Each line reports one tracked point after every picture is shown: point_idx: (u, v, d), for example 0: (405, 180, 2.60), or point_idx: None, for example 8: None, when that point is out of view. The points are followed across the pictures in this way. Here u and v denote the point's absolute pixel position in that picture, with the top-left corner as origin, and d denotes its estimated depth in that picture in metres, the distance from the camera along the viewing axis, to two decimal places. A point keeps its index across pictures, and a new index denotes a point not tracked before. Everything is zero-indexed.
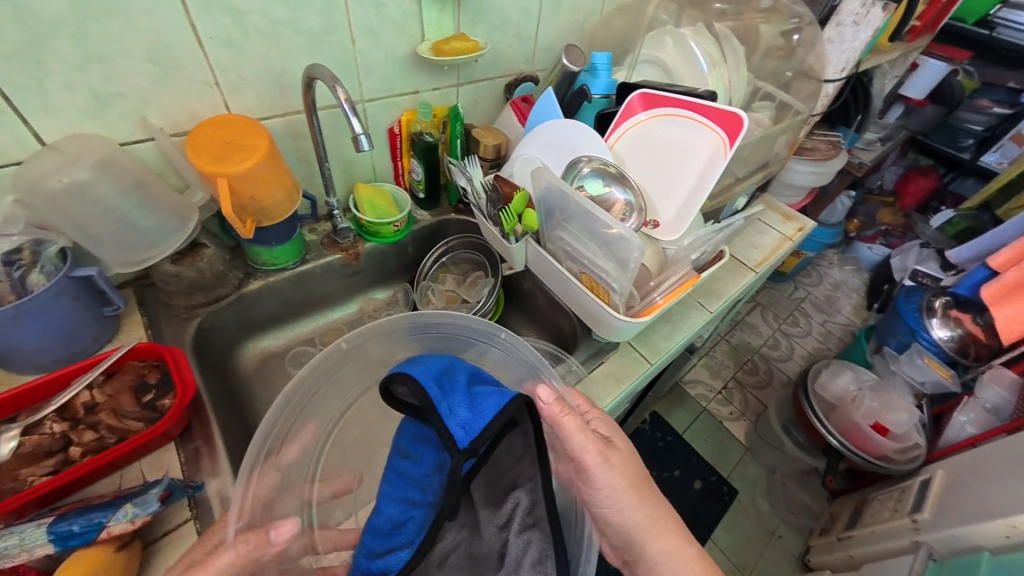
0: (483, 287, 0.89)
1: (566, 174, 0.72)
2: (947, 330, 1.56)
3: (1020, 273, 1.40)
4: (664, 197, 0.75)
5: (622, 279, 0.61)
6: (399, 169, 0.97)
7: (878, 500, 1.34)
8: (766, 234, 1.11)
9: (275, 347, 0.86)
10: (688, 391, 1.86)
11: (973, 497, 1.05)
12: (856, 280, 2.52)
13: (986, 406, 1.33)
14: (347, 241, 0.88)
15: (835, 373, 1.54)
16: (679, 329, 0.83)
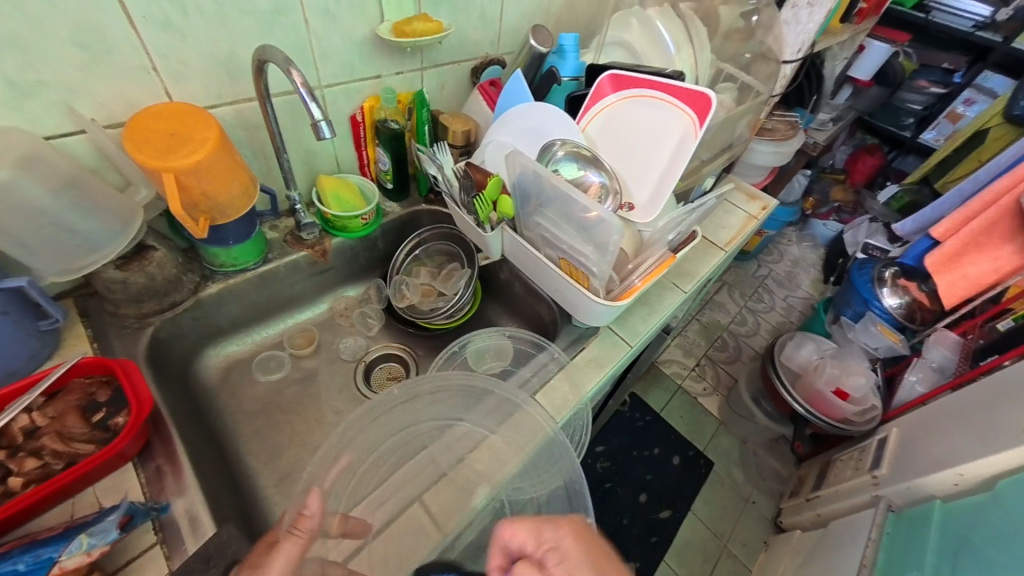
0: (459, 279, 0.87)
1: (541, 158, 0.71)
2: (897, 298, 1.66)
3: (957, 242, 1.51)
4: (638, 179, 0.74)
5: (601, 262, 0.61)
6: (364, 160, 0.92)
7: (840, 461, 1.43)
8: (733, 214, 1.14)
9: (240, 354, 0.80)
10: (664, 371, 1.92)
11: (925, 451, 1.13)
12: (813, 256, 2.65)
13: (932, 366, 1.44)
14: (312, 237, 0.83)
15: (799, 344, 1.62)
16: (656, 311, 0.84)
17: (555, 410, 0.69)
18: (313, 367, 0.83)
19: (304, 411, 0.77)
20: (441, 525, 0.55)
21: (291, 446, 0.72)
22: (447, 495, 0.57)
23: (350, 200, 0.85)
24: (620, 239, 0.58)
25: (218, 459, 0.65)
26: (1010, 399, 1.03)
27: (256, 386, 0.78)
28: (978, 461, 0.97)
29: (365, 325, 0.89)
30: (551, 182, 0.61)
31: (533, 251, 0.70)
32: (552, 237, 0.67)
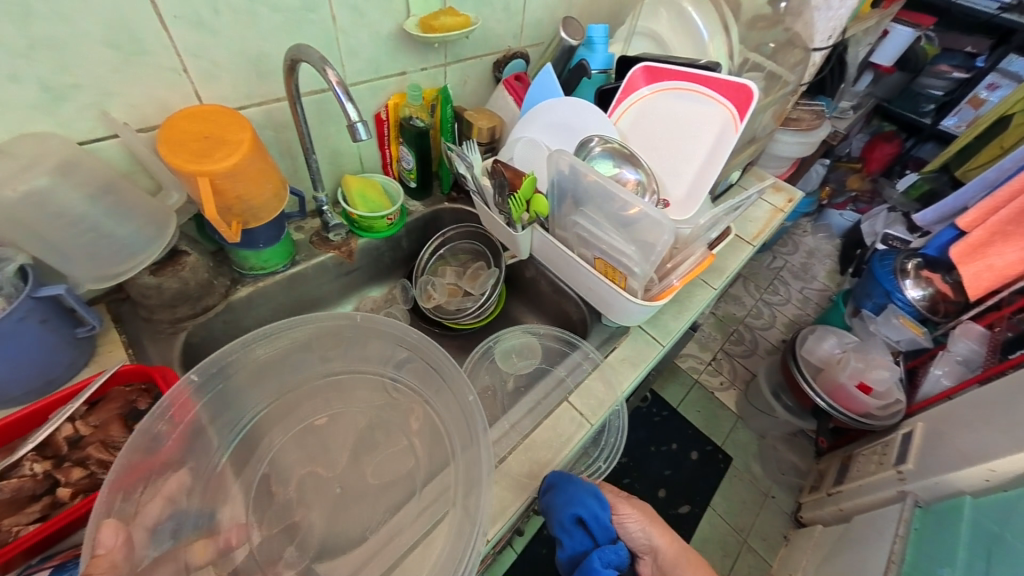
0: (486, 278, 0.86)
1: (576, 154, 0.69)
2: (920, 290, 1.63)
3: (983, 232, 1.47)
4: (673, 175, 0.72)
5: (646, 262, 0.59)
6: (388, 158, 0.91)
7: (862, 455, 1.42)
8: (759, 207, 1.12)
9: None
10: (680, 365, 1.91)
11: (952, 445, 1.12)
12: (829, 247, 2.61)
13: (958, 359, 1.41)
14: (339, 238, 0.82)
15: (820, 338, 1.60)
16: (686, 308, 0.83)
17: (592, 412, 0.68)
18: None
19: None
20: None
21: None
22: None
23: (376, 199, 0.84)
24: (670, 236, 0.57)
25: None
26: None
27: None
28: (1008, 457, 0.95)
29: None
30: (593, 181, 0.60)
31: (569, 253, 0.69)
32: (590, 237, 0.65)
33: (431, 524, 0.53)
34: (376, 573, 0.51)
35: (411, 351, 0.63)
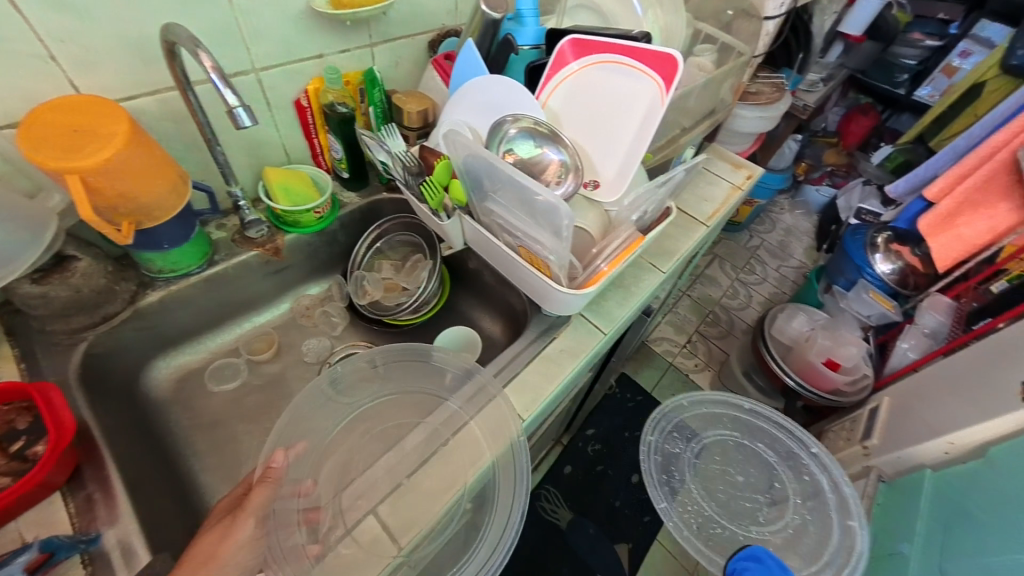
0: (424, 271, 0.81)
1: (492, 138, 0.62)
2: (889, 264, 1.63)
3: (952, 202, 1.44)
4: (603, 153, 0.68)
5: (559, 249, 0.55)
6: (317, 148, 0.86)
7: (832, 432, 1.42)
8: (717, 185, 1.09)
9: (194, 363, 0.76)
10: (655, 349, 1.90)
11: (916, 418, 1.11)
12: (806, 223, 2.60)
13: (925, 332, 1.41)
14: (261, 235, 0.77)
15: (790, 316, 1.58)
16: (633, 294, 0.80)
17: (525, 406, 0.65)
18: (276, 372, 0.79)
19: (266, 420, 0.74)
20: (398, 538, 0.52)
21: (252, 457, 0.70)
22: (406, 503, 0.55)
23: (300, 192, 0.79)
24: (571, 223, 0.51)
25: (167, 479, 0.62)
26: (999, 364, 0.99)
27: (211, 398, 0.74)
28: (970, 430, 0.94)
29: (329, 324, 0.85)
30: (494, 166, 0.54)
31: (494, 239, 0.65)
32: (508, 223, 0.61)
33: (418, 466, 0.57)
34: (410, 478, 0.56)
35: (374, 355, 0.68)
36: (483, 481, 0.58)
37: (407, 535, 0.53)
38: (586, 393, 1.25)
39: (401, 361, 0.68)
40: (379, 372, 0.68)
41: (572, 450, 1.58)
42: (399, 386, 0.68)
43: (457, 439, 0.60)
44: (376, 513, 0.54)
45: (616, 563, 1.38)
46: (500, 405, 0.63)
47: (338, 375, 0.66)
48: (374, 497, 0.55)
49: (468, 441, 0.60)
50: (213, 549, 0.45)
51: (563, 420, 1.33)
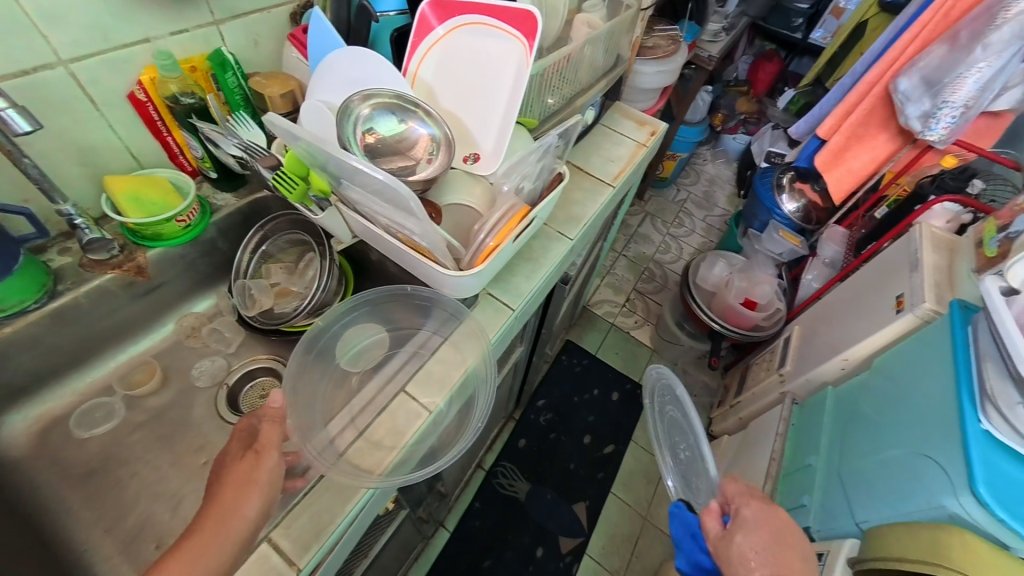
0: (315, 272, 0.75)
1: (340, 120, 0.54)
2: (795, 203, 1.75)
3: (841, 138, 1.53)
4: (479, 123, 0.65)
5: (429, 233, 0.51)
6: (174, 147, 0.75)
7: (757, 365, 1.53)
8: (622, 144, 1.09)
9: (58, 410, 0.69)
10: (596, 313, 1.95)
11: (819, 343, 1.22)
12: (728, 172, 2.72)
13: (826, 262, 1.52)
14: (115, 255, 0.67)
15: (710, 264, 1.67)
16: (540, 266, 0.78)
17: (432, 398, 0.61)
18: (162, 405, 0.72)
19: (154, 458, 0.68)
20: (296, 561, 0.48)
21: (139, 499, 0.64)
22: (303, 522, 0.50)
23: (157, 199, 0.69)
24: (425, 208, 0.47)
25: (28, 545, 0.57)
26: (879, 284, 1.09)
27: (85, 446, 0.67)
28: (857, 345, 1.04)
29: (222, 341, 0.79)
30: (333, 154, 0.48)
31: (370, 226, 0.60)
32: (375, 210, 0.56)
33: (402, 386, 0.62)
34: (410, 392, 0.61)
35: (309, 341, 0.65)
36: (469, 388, 0.66)
37: (305, 555, 0.49)
38: (526, 367, 1.26)
39: (354, 319, 0.70)
40: (327, 344, 0.68)
41: (524, 423, 1.62)
42: (352, 351, 0.70)
43: (433, 359, 0.65)
44: (269, 539, 0.49)
45: (573, 521, 1.45)
46: (466, 321, 0.69)
47: (302, 351, 0.64)
48: (375, 427, 0.58)
49: (434, 373, 0.64)
50: (246, 479, 0.45)
51: (508, 397, 1.34)
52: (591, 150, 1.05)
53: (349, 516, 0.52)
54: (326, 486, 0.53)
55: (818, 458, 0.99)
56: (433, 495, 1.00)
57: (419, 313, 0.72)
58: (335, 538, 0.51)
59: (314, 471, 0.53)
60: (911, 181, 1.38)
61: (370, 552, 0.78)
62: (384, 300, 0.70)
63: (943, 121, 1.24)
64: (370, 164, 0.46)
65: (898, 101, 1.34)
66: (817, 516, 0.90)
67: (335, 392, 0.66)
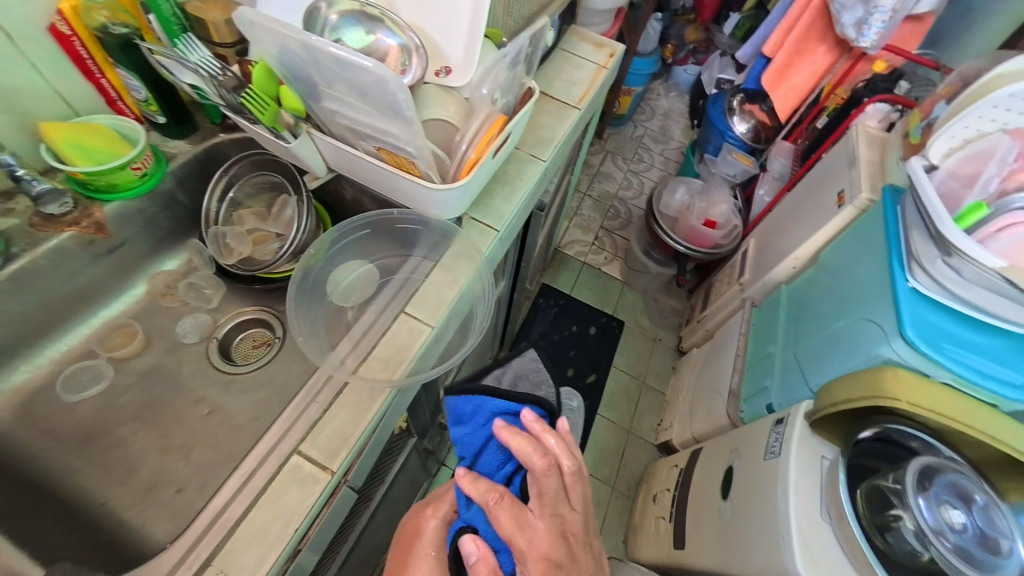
0: (291, 212, 0.73)
1: (308, 30, 0.55)
2: (745, 125, 1.83)
3: (784, 54, 1.59)
4: (446, 34, 0.62)
5: (415, 139, 0.52)
6: (109, 91, 0.68)
7: (719, 281, 1.65)
8: (583, 67, 1.08)
9: (36, 381, 0.65)
10: (568, 253, 2.00)
11: (772, 250, 1.33)
12: (681, 105, 2.76)
13: (776, 177, 1.64)
14: (68, 211, 0.63)
15: (671, 190, 1.74)
16: (518, 188, 0.80)
17: (432, 316, 0.63)
18: (149, 365, 0.70)
19: (154, 414, 0.66)
20: (328, 466, 0.50)
21: (147, 455, 0.63)
22: (328, 434, 0.52)
23: (101, 148, 0.64)
24: (413, 105, 0.47)
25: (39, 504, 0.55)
26: (821, 187, 1.19)
27: (75, 411, 0.65)
28: (805, 244, 1.15)
29: (201, 298, 0.76)
30: (313, 51, 0.47)
31: (349, 148, 0.59)
32: (356, 124, 0.55)
33: (400, 308, 0.64)
34: (412, 310, 0.63)
35: (298, 275, 0.64)
36: (466, 305, 0.68)
37: (336, 460, 0.50)
38: (508, 304, 1.30)
39: (341, 252, 0.70)
40: (316, 278, 0.68)
41: None
42: (342, 284, 0.70)
43: (428, 281, 0.66)
44: (298, 452, 0.50)
45: None
46: (456, 242, 0.70)
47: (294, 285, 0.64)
48: (381, 347, 0.59)
49: (430, 293, 0.65)
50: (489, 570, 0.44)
51: (493, 337, 1.39)
52: (554, 75, 1.05)
53: (372, 424, 0.54)
54: (346, 396, 0.55)
55: (776, 347, 1.12)
56: (435, 429, 1.05)
57: (407, 242, 0.72)
58: (362, 443, 0.53)
59: (331, 388, 0.55)
60: (846, 90, 1.49)
61: (387, 480, 0.82)
62: (368, 230, 0.70)
63: (874, 26, 1.31)
64: (354, 60, 0.46)
65: (834, 10, 1.39)
66: (777, 393, 1.03)
67: (333, 325, 0.66)
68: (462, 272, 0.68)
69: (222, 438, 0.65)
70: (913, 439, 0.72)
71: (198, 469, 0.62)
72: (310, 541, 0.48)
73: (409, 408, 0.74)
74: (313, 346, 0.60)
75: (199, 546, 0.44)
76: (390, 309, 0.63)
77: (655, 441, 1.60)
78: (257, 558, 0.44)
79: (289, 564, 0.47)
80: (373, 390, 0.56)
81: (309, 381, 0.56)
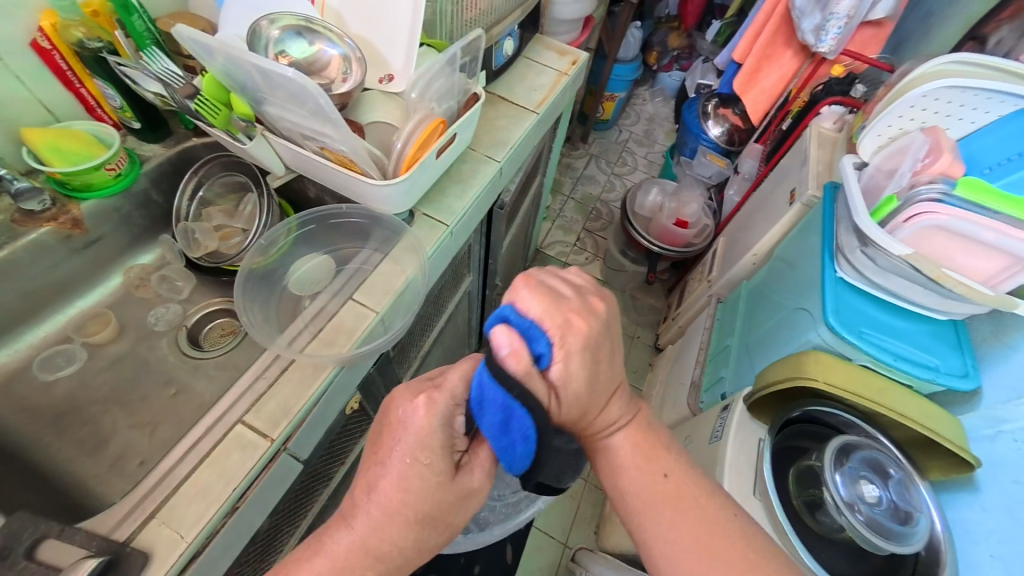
0: (254, 208, 0.79)
1: (253, 44, 0.60)
2: (720, 127, 1.88)
3: (753, 59, 1.63)
4: (388, 43, 0.68)
5: (347, 138, 0.57)
6: (89, 99, 0.74)
7: (693, 279, 1.68)
8: (544, 74, 1.14)
9: (17, 362, 0.71)
10: (549, 254, 2.05)
11: (736, 247, 1.38)
12: (666, 109, 2.81)
13: (745, 178, 1.71)
14: (47, 208, 0.69)
15: (646, 191, 1.79)
16: (470, 186, 0.85)
17: (377, 303, 0.68)
18: (121, 351, 0.75)
19: (124, 394, 0.72)
20: (269, 434, 0.55)
21: (115, 431, 0.68)
22: (272, 406, 0.57)
23: (78, 150, 0.70)
24: (337, 108, 0.53)
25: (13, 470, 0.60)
26: (779, 186, 1.24)
27: (50, 390, 0.70)
28: (762, 240, 1.19)
29: (173, 290, 0.82)
30: (248, 61, 0.52)
31: (297, 149, 0.65)
32: (298, 127, 0.61)
33: (347, 294, 0.69)
34: (357, 297, 0.68)
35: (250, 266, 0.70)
36: (413, 294, 0.72)
37: (277, 429, 0.56)
38: (480, 300, 1.35)
39: (295, 244, 0.75)
40: (270, 269, 0.74)
41: None
42: (297, 275, 0.75)
43: (376, 271, 0.71)
44: (243, 421, 0.56)
45: None
46: (404, 235, 0.75)
47: (246, 274, 0.70)
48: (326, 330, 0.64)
49: (376, 281, 0.70)
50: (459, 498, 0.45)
51: (467, 333, 1.43)
52: (515, 81, 1.10)
53: (313, 398, 0.59)
54: (291, 373, 0.60)
55: (733, 339, 1.16)
56: None
57: (360, 237, 0.78)
58: (303, 415, 0.58)
59: (277, 366, 0.60)
60: (808, 93, 1.55)
61: (347, 461, 0.86)
62: (318, 225, 0.76)
63: (831, 32, 1.37)
64: (282, 69, 0.51)
65: (795, 17, 1.44)
66: (731, 383, 1.07)
67: (288, 313, 0.72)
68: (410, 263, 0.73)
69: (186, 417, 0.70)
70: (837, 420, 0.76)
71: (162, 444, 0.67)
72: (247, 501, 0.53)
73: (364, 390, 0.78)
74: (263, 330, 0.65)
75: (146, 501, 0.49)
76: (337, 297, 0.68)
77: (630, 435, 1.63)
78: (199, 511, 0.49)
79: (228, 519, 0.52)
80: (317, 369, 0.61)
81: (259, 360, 0.61)
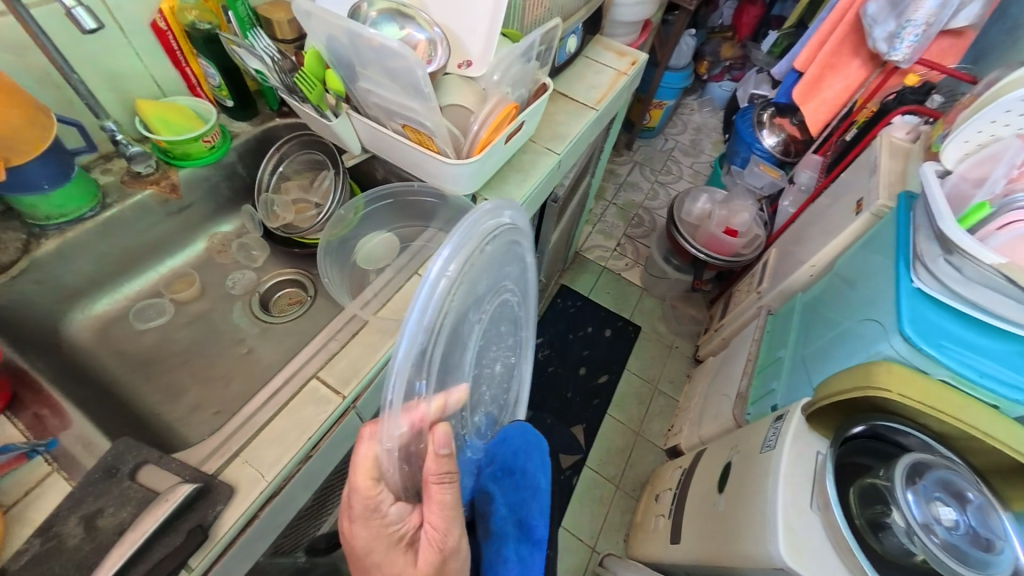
0: (328, 184, 0.82)
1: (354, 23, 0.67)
2: (775, 137, 1.83)
3: (816, 68, 1.58)
4: (467, 30, 0.70)
5: (432, 113, 0.60)
6: (192, 77, 0.81)
7: (739, 291, 1.63)
8: (603, 73, 1.15)
9: (114, 311, 0.77)
10: (589, 257, 2.05)
11: (790, 257, 1.33)
12: (714, 120, 2.76)
13: (801, 189, 1.65)
14: (152, 171, 0.76)
15: (694, 198, 1.76)
16: (531, 175, 0.87)
17: None
18: (201, 310, 0.81)
19: (203, 348, 0.77)
20: (340, 391, 0.58)
21: (194, 381, 0.73)
22: (343, 364, 0.60)
23: (180, 121, 0.77)
24: (427, 76, 0.56)
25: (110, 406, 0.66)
26: (842, 196, 1.19)
27: (140, 338, 0.76)
28: (821, 251, 1.14)
29: (248, 257, 0.88)
30: (347, 30, 0.57)
31: (378, 126, 0.68)
32: (383, 101, 0.65)
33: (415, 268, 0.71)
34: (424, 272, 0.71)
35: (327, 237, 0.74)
36: None
37: (347, 387, 0.58)
38: None
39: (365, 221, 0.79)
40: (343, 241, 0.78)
41: None
42: (365, 248, 0.79)
43: None
44: (318, 377, 0.59)
45: (571, 441, 1.59)
46: None
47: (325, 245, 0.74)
48: (396, 299, 0.67)
49: None
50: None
51: None
52: (575, 79, 1.12)
53: (380, 362, 0.61)
54: (362, 336, 0.63)
55: (786, 351, 1.11)
56: None
57: (425, 218, 0.81)
58: (371, 377, 0.61)
59: (348, 330, 0.63)
60: (877, 104, 1.48)
61: None
62: (390, 202, 0.79)
63: (906, 40, 1.31)
64: (376, 37, 0.56)
65: (866, 25, 1.39)
66: (782, 394, 1.03)
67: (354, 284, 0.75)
68: None
69: (255, 375, 0.75)
70: (907, 437, 0.72)
71: (236, 396, 0.72)
72: (320, 450, 0.56)
73: None
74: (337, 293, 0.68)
75: (231, 441, 0.52)
76: (404, 269, 0.71)
77: (664, 445, 1.59)
78: (277, 454, 0.52)
79: (302, 465, 0.54)
80: (385, 337, 0.63)
81: (334, 320, 0.64)
